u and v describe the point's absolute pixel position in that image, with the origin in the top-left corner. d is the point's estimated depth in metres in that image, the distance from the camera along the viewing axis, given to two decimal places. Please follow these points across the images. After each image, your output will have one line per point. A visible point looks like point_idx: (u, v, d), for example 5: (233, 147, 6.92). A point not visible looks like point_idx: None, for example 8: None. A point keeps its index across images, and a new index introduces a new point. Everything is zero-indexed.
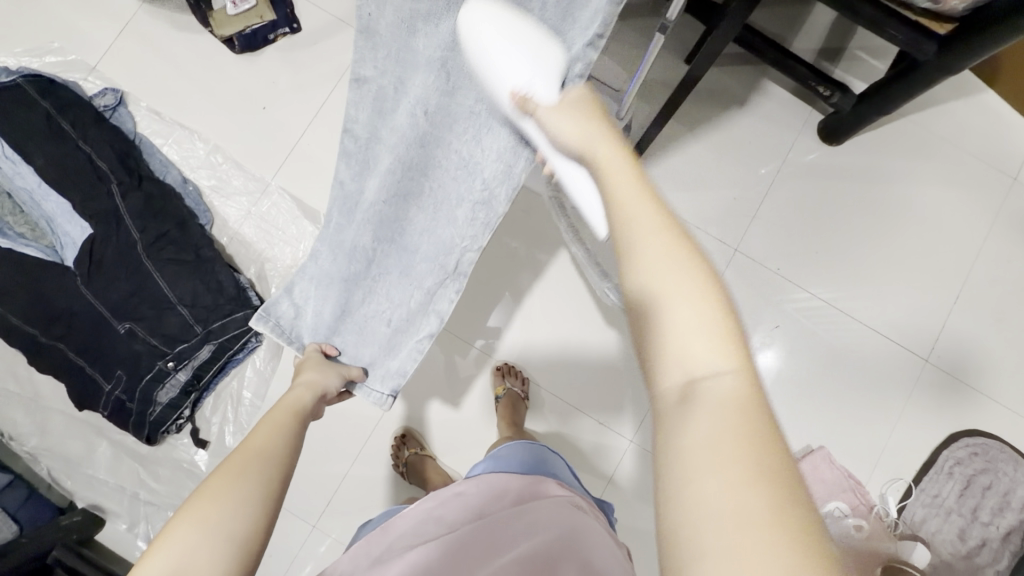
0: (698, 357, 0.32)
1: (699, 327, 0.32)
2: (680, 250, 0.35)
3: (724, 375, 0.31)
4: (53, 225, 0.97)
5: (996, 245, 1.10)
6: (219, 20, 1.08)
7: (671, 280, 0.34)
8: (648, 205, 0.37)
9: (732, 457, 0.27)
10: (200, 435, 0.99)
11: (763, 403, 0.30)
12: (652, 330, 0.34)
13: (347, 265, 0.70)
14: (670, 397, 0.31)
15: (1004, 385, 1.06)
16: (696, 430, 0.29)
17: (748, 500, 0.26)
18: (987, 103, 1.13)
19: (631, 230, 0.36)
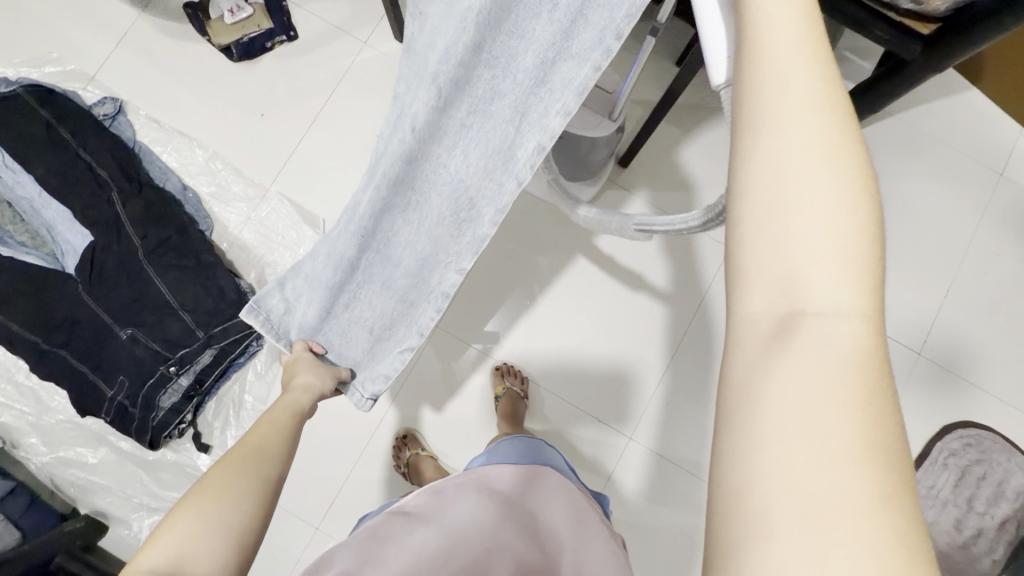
0: (816, 285, 0.23)
1: (835, 244, 0.23)
2: (828, 115, 0.25)
3: (844, 317, 0.23)
4: (54, 233, 0.97)
5: (986, 239, 1.12)
6: (216, 29, 1.10)
7: (797, 165, 0.24)
8: (798, 54, 0.25)
9: (832, 423, 0.21)
10: (203, 440, 0.99)
11: (886, 364, 0.22)
12: (755, 226, 0.25)
13: (331, 271, 0.67)
14: (760, 329, 0.24)
15: (996, 376, 1.08)
16: (789, 380, 0.22)
17: (829, 432, 0.21)
18: (973, 100, 1.15)
19: (758, 86, 0.26)
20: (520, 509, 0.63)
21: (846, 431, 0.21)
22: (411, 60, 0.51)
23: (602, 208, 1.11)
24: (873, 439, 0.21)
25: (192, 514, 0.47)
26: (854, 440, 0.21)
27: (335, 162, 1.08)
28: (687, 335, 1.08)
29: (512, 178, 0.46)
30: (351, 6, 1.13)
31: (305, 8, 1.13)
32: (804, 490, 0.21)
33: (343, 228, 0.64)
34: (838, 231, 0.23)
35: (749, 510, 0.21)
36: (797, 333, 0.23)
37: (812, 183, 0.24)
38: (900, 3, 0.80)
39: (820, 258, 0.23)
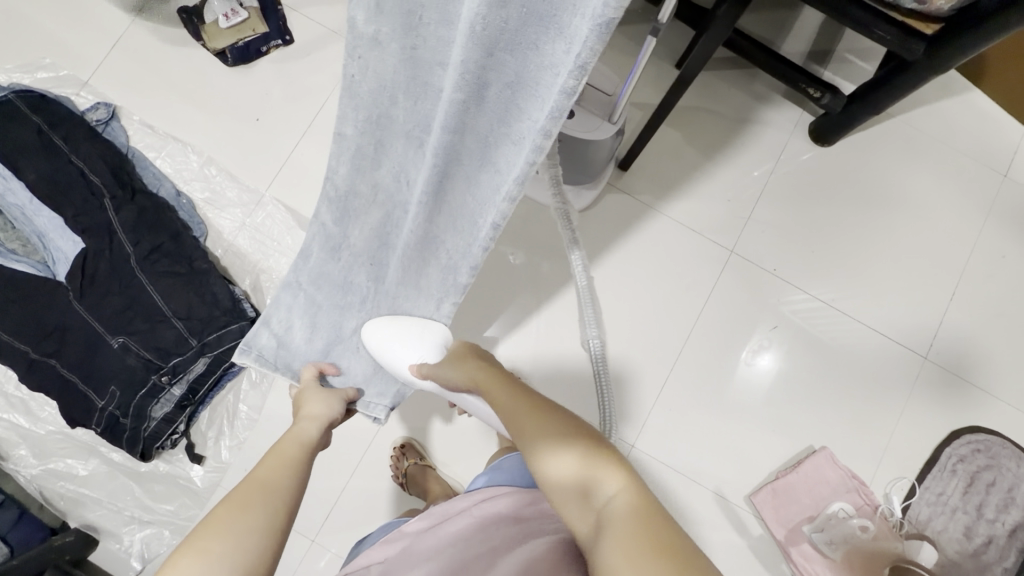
0: (584, 486, 0.44)
1: (583, 468, 0.44)
2: (551, 423, 0.49)
3: (608, 487, 0.43)
4: (45, 241, 0.96)
5: (990, 241, 1.10)
6: (211, 34, 1.09)
7: (553, 455, 0.47)
8: (515, 397, 0.53)
9: (622, 546, 0.37)
10: (196, 450, 0.97)
11: (649, 505, 0.40)
12: (558, 494, 0.45)
13: (342, 292, 0.72)
14: (587, 530, 0.42)
15: (1004, 380, 1.06)
16: (601, 539, 0.39)
17: (621, 549, 0.37)
18: (974, 101, 1.14)
19: (517, 437, 0.50)
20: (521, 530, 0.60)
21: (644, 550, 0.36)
22: (374, 106, 0.53)
23: (602, 212, 1.10)
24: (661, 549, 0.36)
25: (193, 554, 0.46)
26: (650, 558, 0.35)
27: None
28: (690, 341, 1.07)
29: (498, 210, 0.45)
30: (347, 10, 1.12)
31: (301, 12, 1.12)
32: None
33: (337, 259, 0.70)
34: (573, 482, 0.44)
35: None
36: (596, 525, 0.41)
37: (550, 465, 0.46)
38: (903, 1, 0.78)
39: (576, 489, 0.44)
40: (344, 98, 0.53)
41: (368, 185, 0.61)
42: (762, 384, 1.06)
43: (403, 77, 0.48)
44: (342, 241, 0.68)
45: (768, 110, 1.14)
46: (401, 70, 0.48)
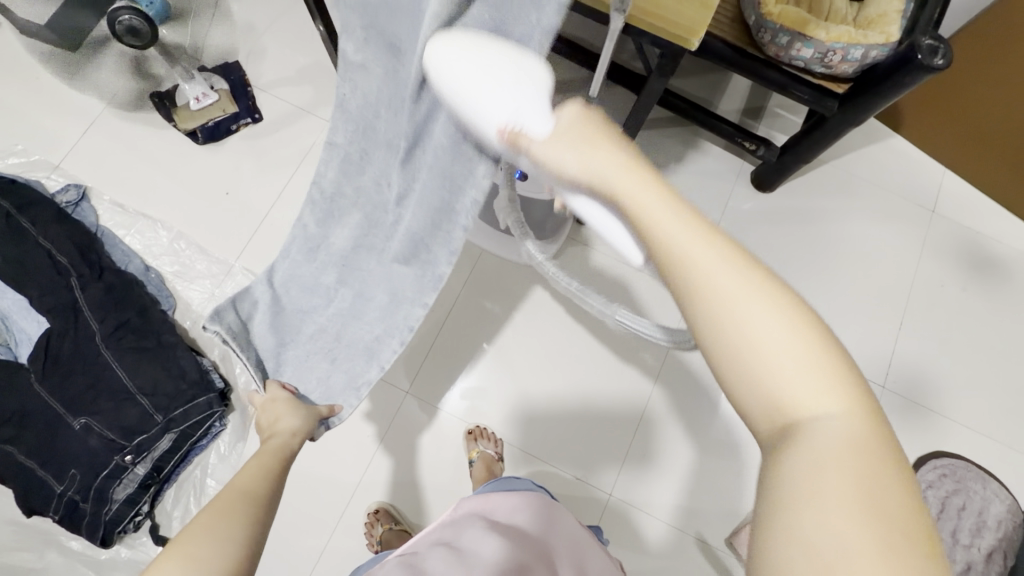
0: (800, 396, 0.28)
1: (798, 363, 0.28)
2: (734, 258, 0.29)
3: (834, 414, 0.27)
4: (9, 323, 0.95)
5: (928, 272, 1.18)
6: (184, 116, 1.13)
7: (746, 305, 0.28)
8: (662, 203, 0.30)
9: (847, 508, 0.25)
10: (161, 532, 0.93)
11: (883, 444, 0.27)
12: (734, 369, 0.29)
13: (308, 296, 0.73)
14: (770, 443, 0.28)
15: (959, 404, 1.10)
16: (799, 474, 0.26)
17: (845, 508, 0.25)
18: (896, 145, 1.25)
19: (658, 246, 0.30)
20: (496, 532, 0.64)
21: (861, 489, 0.25)
22: (360, 120, 0.59)
23: (565, 263, 1.14)
24: (882, 503, 0.25)
25: (184, 557, 0.47)
26: (868, 517, 0.25)
27: None
28: (659, 382, 1.09)
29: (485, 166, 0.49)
30: (313, 88, 1.19)
31: (269, 92, 1.18)
32: (854, 575, 0.24)
33: (312, 261, 0.72)
34: (773, 381, 0.28)
35: None
36: (796, 437, 0.27)
37: (747, 309, 0.28)
38: (813, 66, 0.89)
39: (782, 365, 0.28)
40: (334, 114, 0.60)
41: (353, 189, 0.67)
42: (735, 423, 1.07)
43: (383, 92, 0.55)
44: (314, 249, 0.72)
45: (712, 161, 1.22)
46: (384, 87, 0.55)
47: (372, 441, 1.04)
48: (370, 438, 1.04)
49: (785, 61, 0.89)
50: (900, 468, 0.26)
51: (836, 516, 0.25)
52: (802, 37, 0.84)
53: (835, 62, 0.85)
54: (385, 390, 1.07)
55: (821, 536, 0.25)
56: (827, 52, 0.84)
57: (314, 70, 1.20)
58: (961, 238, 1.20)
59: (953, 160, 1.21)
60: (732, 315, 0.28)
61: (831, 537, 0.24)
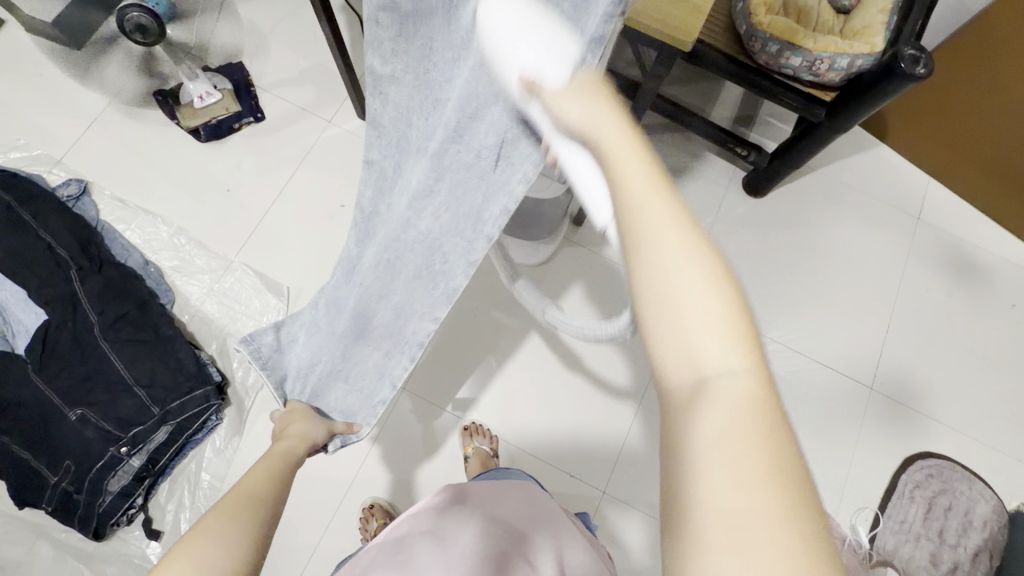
0: (709, 352, 0.27)
1: (709, 316, 0.27)
2: (671, 203, 0.30)
3: (736, 373, 0.26)
4: (6, 314, 0.95)
5: (914, 277, 1.21)
6: (186, 113, 1.15)
7: (668, 254, 0.28)
8: (639, 168, 0.31)
9: (744, 458, 0.23)
10: (154, 525, 0.92)
11: (781, 410, 0.26)
12: (651, 312, 0.29)
13: (331, 318, 0.69)
14: (679, 393, 0.27)
15: (944, 406, 1.13)
16: (705, 424, 0.25)
17: (737, 461, 0.23)
18: (883, 154, 1.29)
19: (625, 199, 0.30)
20: (478, 524, 0.63)
21: (746, 434, 0.24)
22: (393, 131, 0.54)
23: (561, 264, 1.16)
24: (775, 459, 0.23)
25: (185, 554, 0.47)
26: (765, 475, 0.23)
27: (300, 231, 1.12)
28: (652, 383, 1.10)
29: (482, 237, 0.46)
30: (315, 89, 1.21)
31: (272, 92, 1.20)
32: (727, 524, 0.22)
33: (348, 281, 0.67)
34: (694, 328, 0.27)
35: (688, 545, 0.23)
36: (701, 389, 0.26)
37: (671, 258, 0.28)
38: (802, 75, 0.92)
39: (695, 331, 0.27)
40: (368, 130, 0.56)
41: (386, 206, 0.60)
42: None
43: (413, 97, 0.49)
44: (347, 265, 0.67)
45: (705, 167, 1.25)
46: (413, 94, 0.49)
47: (368, 437, 1.05)
48: (365, 435, 1.05)
49: (775, 69, 0.93)
50: (798, 446, 0.24)
51: (730, 473, 0.23)
52: (791, 46, 0.88)
53: (823, 70, 0.89)
54: None
55: (713, 482, 0.23)
56: (814, 62, 0.88)
57: (316, 72, 1.22)
58: (946, 245, 1.23)
59: (936, 169, 1.25)
60: (671, 276, 0.28)
61: (731, 495, 0.23)
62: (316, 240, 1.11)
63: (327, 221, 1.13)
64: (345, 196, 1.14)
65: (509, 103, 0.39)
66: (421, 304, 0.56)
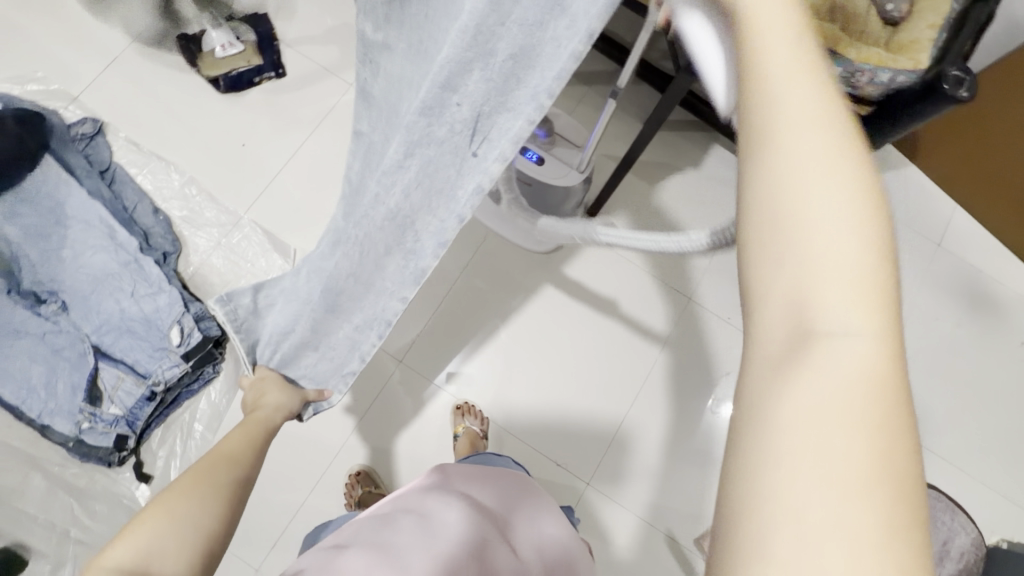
0: (826, 301, 0.21)
1: (842, 255, 0.21)
2: (832, 110, 0.22)
3: (856, 335, 0.20)
4: (12, 248, 0.94)
5: (925, 304, 1.19)
6: (207, 63, 1.14)
7: (805, 168, 0.22)
8: (788, 42, 0.23)
9: (839, 450, 0.19)
10: (144, 469, 0.94)
11: (904, 388, 0.20)
12: (753, 237, 0.22)
13: (302, 285, 0.68)
14: (769, 346, 0.21)
15: (938, 436, 1.12)
16: (801, 401, 0.20)
17: (832, 456, 0.19)
18: (911, 176, 1.26)
19: (754, 78, 0.23)
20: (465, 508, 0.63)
21: (854, 420, 0.19)
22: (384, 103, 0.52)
23: (570, 254, 1.15)
24: (882, 454, 0.19)
25: (163, 511, 0.50)
26: (861, 480, 0.18)
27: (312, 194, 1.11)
28: (648, 382, 1.10)
29: (454, 216, 0.43)
30: (340, 49, 1.19)
31: (295, 49, 1.18)
32: (801, 532, 0.18)
33: (319, 251, 0.67)
34: (817, 257, 0.21)
35: (735, 544, 0.19)
36: (797, 349, 0.21)
37: (802, 177, 0.22)
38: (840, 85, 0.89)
39: (825, 267, 0.21)
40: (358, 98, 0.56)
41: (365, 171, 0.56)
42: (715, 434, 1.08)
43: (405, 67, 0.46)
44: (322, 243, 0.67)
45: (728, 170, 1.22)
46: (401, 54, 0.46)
47: (361, 405, 1.06)
48: (358, 403, 1.06)
49: None
50: (912, 451, 0.19)
51: (815, 471, 0.19)
52: (832, 54, 0.86)
53: (862, 82, 0.86)
54: (378, 357, 1.08)
55: (799, 480, 0.19)
56: (855, 73, 0.85)
57: (342, 32, 1.19)
58: (963, 274, 1.21)
59: (963, 197, 1.22)
60: (793, 158, 0.22)
61: (814, 491, 0.19)
62: (327, 204, 1.10)
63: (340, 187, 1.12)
64: None
65: (493, 73, 0.35)
66: (391, 282, 0.54)
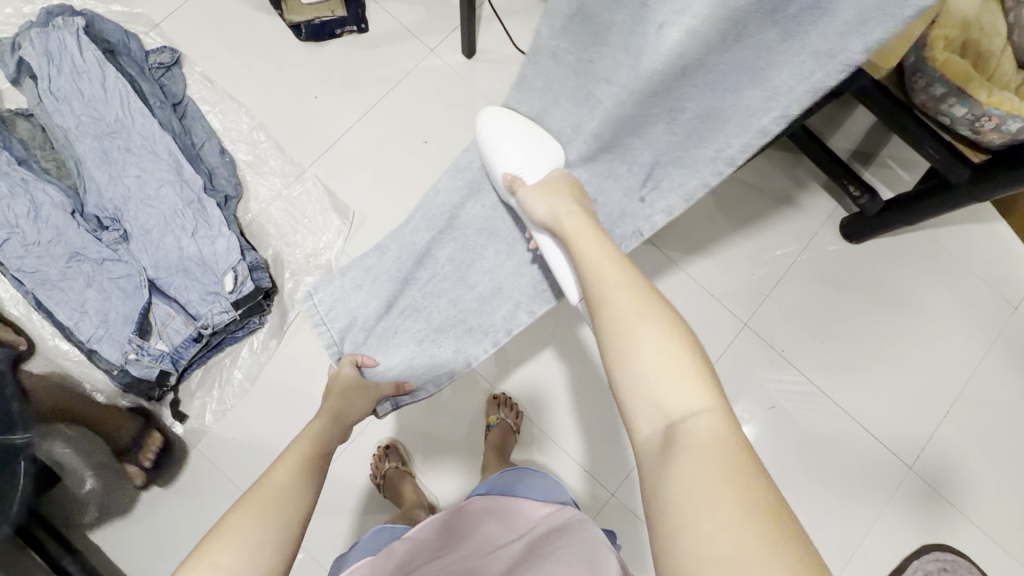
0: (675, 400, 0.40)
1: (662, 362, 0.42)
2: (628, 289, 0.48)
3: (698, 411, 0.39)
4: (80, 168, 0.95)
5: (991, 369, 1.13)
6: (291, 7, 1.09)
7: (636, 315, 0.45)
8: (603, 257, 0.52)
9: (718, 500, 0.34)
10: (181, 408, 0.95)
11: (736, 434, 0.38)
12: (616, 363, 0.44)
13: (401, 267, 0.75)
14: (652, 444, 0.40)
15: (980, 507, 1.08)
16: (677, 478, 0.36)
17: (713, 504, 0.34)
18: (1000, 232, 1.18)
19: (596, 281, 0.50)
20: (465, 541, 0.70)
21: (720, 475, 0.35)
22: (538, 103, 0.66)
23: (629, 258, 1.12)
24: (750, 495, 0.34)
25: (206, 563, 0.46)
26: (737, 504, 0.34)
27: (378, 158, 1.08)
28: None
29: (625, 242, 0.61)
30: (425, 12, 1.15)
31: (380, 6, 1.14)
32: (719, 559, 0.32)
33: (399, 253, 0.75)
34: (668, 360, 0.42)
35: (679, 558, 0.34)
36: (672, 439, 0.39)
37: (637, 331, 0.44)
38: (959, 127, 0.83)
39: (665, 375, 0.41)
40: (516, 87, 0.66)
41: (497, 188, 0.72)
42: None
43: (569, 83, 0.61)
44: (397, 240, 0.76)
45: (806, 197, 1.16)
46: (570, 78, 0.61)
47: None
48: None
49: (929, 113, 0.84)
50: (768, 486, 0.35)
51: (712, 520, 0.34)
52: (960, 94, 0.78)
53: (985, 128, 0.80)
54: None
55: (704, 533, 0.33)
56: (980, 116, 0.78)
57: None
58: None
59: None
60: (634, 337, 0.44)
61: (712, 532, 0.33)
62: (391, 171, 1.08)
63: (407, 154, 1.09)
64: (431, 132, 1.10)
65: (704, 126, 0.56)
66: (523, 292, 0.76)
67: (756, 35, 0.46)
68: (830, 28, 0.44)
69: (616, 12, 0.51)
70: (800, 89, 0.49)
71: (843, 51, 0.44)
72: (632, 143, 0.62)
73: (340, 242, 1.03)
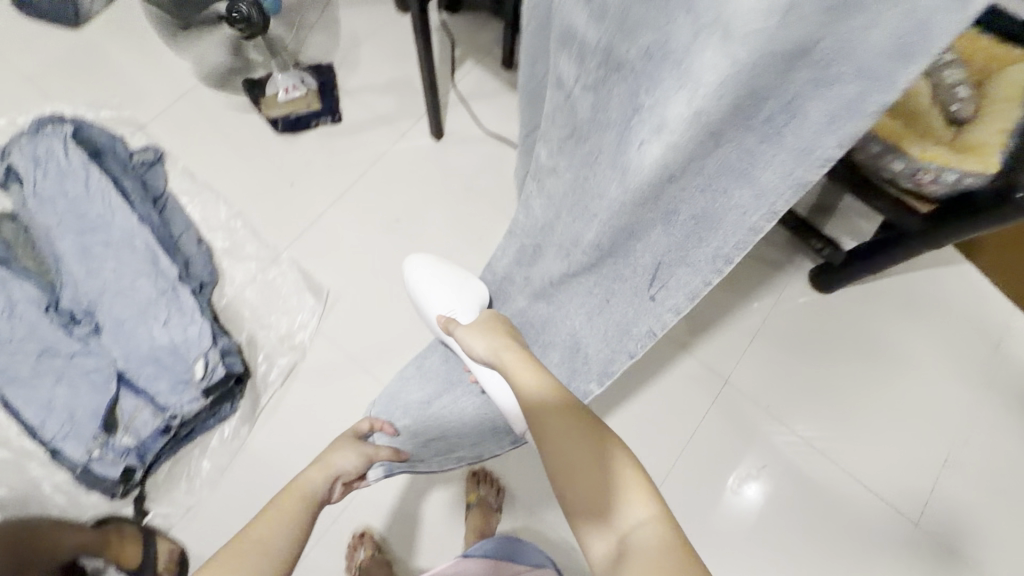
0: (620, 511, 0.52)
1: (604, 481, 0.54)
2: (563, 411, 0.61)
3: (642, 520, 0.51)
4: (59, 264, 0.97)
5: (983, 412, 1.10)
6: (269, 102, 1.18)
7: (572, 442, 0.58)
8: (536, 381, 0.65)
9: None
10: (147, 505, 0.91)
11: (671, 534, 0.49)
12: (566, 487, 0.56)
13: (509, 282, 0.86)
14: (611, 556, 0.50)
15: (998, 564, 1.01)
16: None
17: None
18: (967, 273, 1.20)
19: (533, 408, 0.63)
20: None
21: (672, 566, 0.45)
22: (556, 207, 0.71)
23: None
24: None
25: None
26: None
27: (352, 237, 1.11)
28: (673, 470, 1.05)
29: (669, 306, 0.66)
30: (396, 101, 1.22)
31: (354, 97, 1.22)
32: None
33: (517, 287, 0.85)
34: (597, 481, 0.55)
35: None
36: (622, 550, 0.49)
37: (577, 456, 0.56)
38: (901, 180, 0.86)
39: (610, 493, 0.53)
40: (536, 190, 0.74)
41: (550, 245, 0.76)
42: (746, 512, 1.03)
43: (570, 196, 0.67)
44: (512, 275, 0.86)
45: (773, 250, 1.19)
46: (568, 193, 0.67)
47: None
48: None
49: (870, 168, 0.88)
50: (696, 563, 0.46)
51: None
52: (894, 151, 0.83)
53: (926, 179, 0.83)
54: None
55: None
56: (917, 170, 0.82)
57: (400, 85, 1.23)
58: None
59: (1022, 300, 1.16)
60: (574, 457, 0.57)
61: None
62: (365, 248, 1.11)
63: (381, 232, 1.12)
64: (403, 210, 1.14)
65: (698, 224, 0.58)
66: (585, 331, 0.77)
67: (733, 143, 0.50)
68: (797, 130, 0.46)
69: (604, 132, 0.58)
70: (786, 186, 0.50)
71: (821, 145, 0.46)
72: (649, 240, 0.63)
73: (315, 321, 1.04)
